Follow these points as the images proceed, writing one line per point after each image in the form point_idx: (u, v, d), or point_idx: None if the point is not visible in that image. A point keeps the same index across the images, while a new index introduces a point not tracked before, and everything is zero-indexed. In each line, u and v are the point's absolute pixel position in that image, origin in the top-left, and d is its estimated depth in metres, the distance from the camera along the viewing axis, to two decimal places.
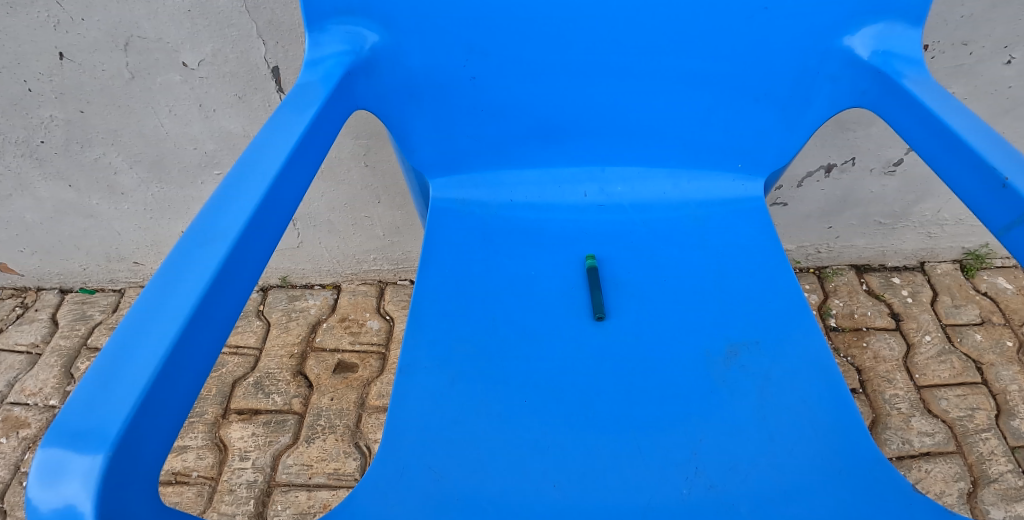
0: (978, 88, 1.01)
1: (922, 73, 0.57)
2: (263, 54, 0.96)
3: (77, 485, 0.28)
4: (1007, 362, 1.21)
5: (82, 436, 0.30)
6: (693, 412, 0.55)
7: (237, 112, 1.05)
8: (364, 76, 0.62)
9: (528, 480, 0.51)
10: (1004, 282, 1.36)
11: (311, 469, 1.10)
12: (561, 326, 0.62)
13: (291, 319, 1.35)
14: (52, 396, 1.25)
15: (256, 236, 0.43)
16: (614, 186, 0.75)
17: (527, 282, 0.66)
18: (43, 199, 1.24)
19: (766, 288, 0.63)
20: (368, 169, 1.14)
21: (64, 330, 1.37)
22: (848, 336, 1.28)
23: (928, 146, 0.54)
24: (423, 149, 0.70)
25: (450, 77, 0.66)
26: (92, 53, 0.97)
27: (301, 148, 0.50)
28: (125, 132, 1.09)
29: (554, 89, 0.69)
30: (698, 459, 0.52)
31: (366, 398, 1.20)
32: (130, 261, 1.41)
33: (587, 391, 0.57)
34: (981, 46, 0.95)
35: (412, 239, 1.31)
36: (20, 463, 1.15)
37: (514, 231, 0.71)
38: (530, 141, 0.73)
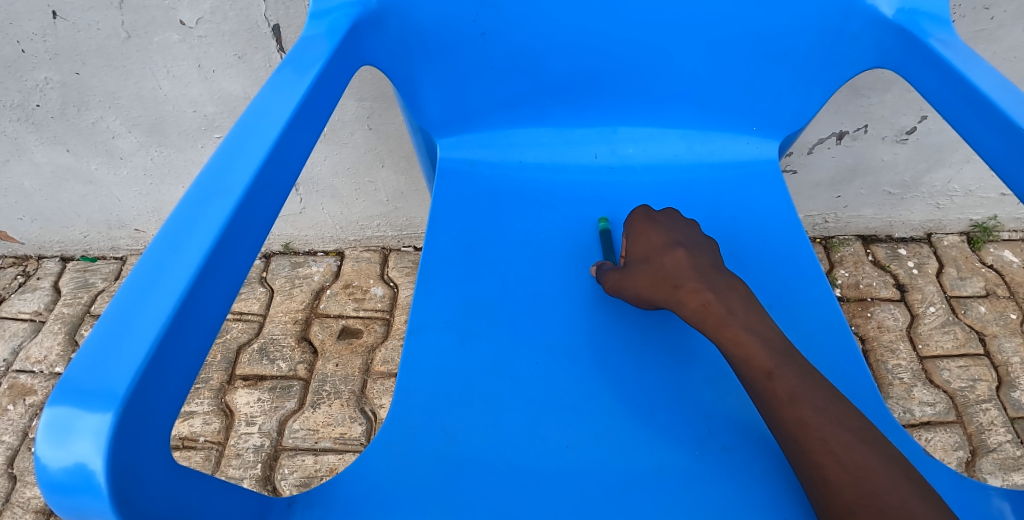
0: (996, 55, 0.98)
1: (950, 33, 0.55)
2: (264, 12, 0.92)
3: (89, 440, 0.28)
4: (1010, 333, 1.22)
5: (90, 395, 0.29)
6: (704, 375, 0.54)
7: (238, 73, 1.02)
8: (371, 29, 0.59)
9: (541, 441, 0.51)
10: (1010, 255, 1.35)
11: (317, 434, 1.11)
12: (572, 289, 0.61)
13: (295, 286, 1.34)
14: (57, 363, 1.26)
15: (263, 191, 0.42)
16: (625, 147, 0.74)
17: (537, 244, 0.65)
18: (41, 164, 1.21)
19: (780, 251, 0.62)
20: (372, 132, 1.12)
21: (67, 298, 1.37)
22: (853, 306, 1.27)
23: (952, 107, 0.52)
24: (431, 107, 0.69)
25: (460, 33, 0.64)
26: (87, 12, 0.94)
27: (308, 102, 0.49)
28: (123, 94, 1.07)
29: (566, 44, 0.67)
30: (711, 421, 0.51)
31: (371, 364, 1.20)
32: (131, 228, 1.40)
33: (598, 353, 0.56)
34: (1003, 10, 0.92)
35: (416, 205, 1.30)
36: (28, 429, 1.17)
37: (524, 193, 0.70)
38: (540, 100, 0.71)
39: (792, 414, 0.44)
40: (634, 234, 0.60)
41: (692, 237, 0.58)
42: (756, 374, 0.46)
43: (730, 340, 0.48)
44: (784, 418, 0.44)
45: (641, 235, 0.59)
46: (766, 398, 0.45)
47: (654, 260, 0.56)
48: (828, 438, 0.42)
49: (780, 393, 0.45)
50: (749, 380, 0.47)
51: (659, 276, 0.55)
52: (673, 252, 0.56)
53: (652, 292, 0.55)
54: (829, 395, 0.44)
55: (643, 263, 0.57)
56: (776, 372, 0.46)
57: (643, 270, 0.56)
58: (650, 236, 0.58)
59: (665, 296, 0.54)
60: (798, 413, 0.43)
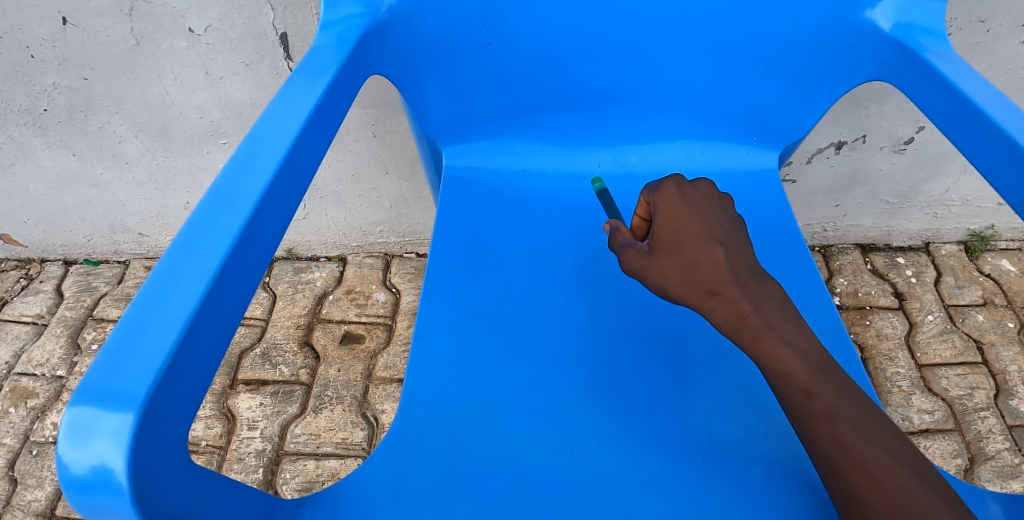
0: (992, 66, 1.00)
1: (945, 47, 0.56)
2: (271, 20, 0.94)
3: (110, 439, 0.29)
4: (1007, 342, 1.22)
5: (111, 396, 0.30)
6: (705, 381, 0.55)
7: (244, 80, 1.04)
8: (379, 39, 0.61)
9: (545, 445, 0.51)
10: (1007, 264, 1.36)
11: (319, 439, 1.11)
12: (575, 295, 0.62)
13: (297, 291, 1.35)
14: (59, 366, 1.27)
15: (277, 197, 0.43)
16: (627, 156, 0.75)
17: (540, 251, 0.66)
18: (46, 168, 1.22)
19: (779, 260, 0.63)
20: (376, 139, 1.13)
21: (70, 302, 1.38)
22: (852, 314, 1.28)
23: (947, 119, 0.54)
24: (436, 116, 0.70)
25: (466, 43, 0.65)
26: (96, 18, 0.95)
27: (320, 110, 0.50)
28: (130, 99, 1.08)
29: (570, 54, 0.68)
30: (713, 425, 0.52)
31: (373, 369, 1.21)
32: (135, 233, 1.40)
33: (601, 359, 0.57)
34: (998, 23, 0.94)
35: (419, 211, 1.31)
36: (29, 432, 1.17)
37: (527, 201, 0.71)
38: (544, 110, 0.72)
39: (829, 433, 0.41)
40: (664, 215, 0.52)
41: (727, 226, 0.52)
42: (793, 393, 0.43)
43: (767, 356, 0.44)
44: (818, 437, 0.41)
45: (673, 221, 0.52)
46: (801, 416, 0.42)
47: (687, 251, 0.50)
48: (866, 459, 0.39)
49: (820, 412, 0.41)
50: (785, 396, 0.43)
51: (690, 275, 0.49)
52: (710, 247, 0.49)
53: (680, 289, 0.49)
54: (868, 413, 0.41)
55: (674, 254, 0.50)
56: (816, 391, 0.42)
57: (672, 264, 0.50)
58: (684, 223, 0.51)
59: (695, 296, 0.48)
60: (835, 433, 0.40)
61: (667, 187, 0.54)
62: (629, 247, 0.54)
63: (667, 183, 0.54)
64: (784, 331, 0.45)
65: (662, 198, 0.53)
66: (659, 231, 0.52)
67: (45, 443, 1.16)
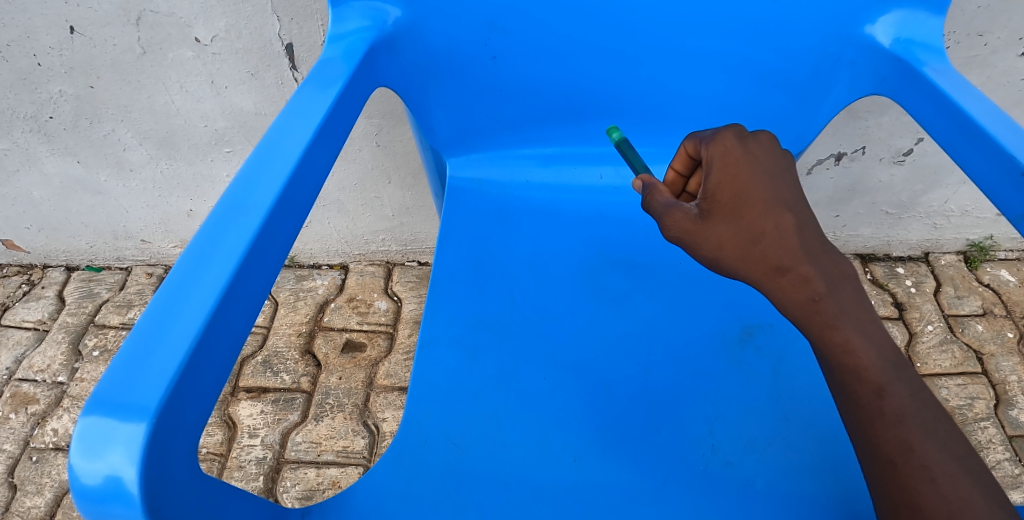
0: (990, 79, 1.01)
1: (944, 63, 0.57)
2: (278, 31, 0.95)
3: (123, 450, 0.29)
4: (1007, 352, 1.23)
5: (123, 408, 0.30)
6: (708, 391, 0.55)
7: (250, 90, 1.05)
8: (386, 52, 0.62)
9: (548, 455, 0.52)
10: (1007, 274, 1.37)
11: (320, 447, 1.11)
12: (578, 305, 0.62)
13: (299, 298, 1.35)
14: (60, 372, 1.27)
15: (286, 209, 0.43)
16: (629, 169, 0.76)
17: (543, 262, 0.66)
18: (51, 175, 1.23)
19: None
20: (379, 148, 1.14)
21: (72, 308, 1.38)
22: None
23: (946, 133, 0.54)
24: (441, 128, 0.71)
25: (471, 56, 0.66)
26: (104, 28, 0.97)
27: (328, 121, 0.50)
28: (136, 107, 1.09)
29: (573, 67, 0.69)
30: (715, 436, 0.52)
31: (375, 377, 1.21)
32: (138, 239, 1.41)
33: (604, 370, 0.57)
34: (996, 37, 0.95)
35: (421, 220, 1.31)
36: (29, 438, 1.17)
37: (530, 212, 0.71)
38: (548, 122, 0.73)
39: (896, 437, 0.39)
40: (725, 174, 0.48)
41: (795, 192, 0.48)
42: (861, 390, 0.41)
43: (837, 348, 0.42)
44: (881, 441, 0.40)
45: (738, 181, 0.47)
46: (867, 415, 0.40)
47: (752, 218, 0.46)
48: (931, 466, 0.38)
49: (888, 412, 0.40)
50: (852, 393, 0.41)
51: (755, 247, 0.46)
52: (778, 215, 0.46)
53: (740, 266, 0.46)
54: (938, 417, 0.40)
55: (735, 220, 0.46)
56: (887, 389, 0.40)
57: (730, 231, 0.46)
58: (747, 183, 0.47)
59: (760, 272, 0.45)
60: (903, 436, 0.39)
61: (726, 141, 0.50)
62: (672, 206, 0.49)
63: (724, 136, 0.50)
64: (858, 322, 0.43)
65: (727, 155, 0.49)
66: (715, 190, 0.48)
67: (45, 449, 1.16)
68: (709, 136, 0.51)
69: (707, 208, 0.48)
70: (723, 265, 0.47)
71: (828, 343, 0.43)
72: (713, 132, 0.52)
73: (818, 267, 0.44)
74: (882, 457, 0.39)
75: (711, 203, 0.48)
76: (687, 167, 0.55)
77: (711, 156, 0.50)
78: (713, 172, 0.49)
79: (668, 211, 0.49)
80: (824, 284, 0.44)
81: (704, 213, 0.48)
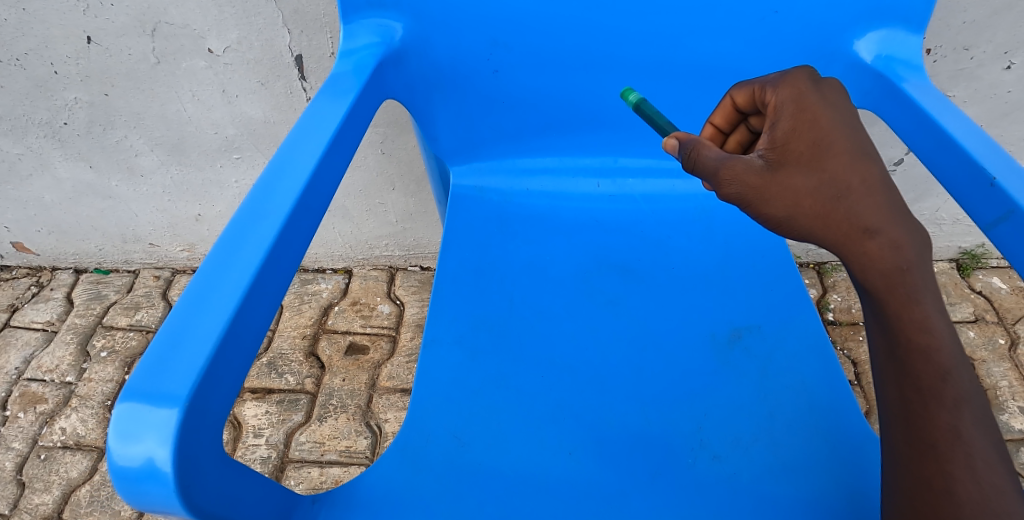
0: (978, 91, 1.04)
1: (922, 78, 0.60)
2: (288, 42, 0.99)
3: (157, 434, 0.32)
4: (998, 358, 1.25)
5: (157, 396, 0.33)
6: (699, 390, 0.58)
7: (259, 98, 1.08)
8: (393, 66, 0.66)
9: (546, 449, 0.54)
10: (999, 281, 1.39)
11: (323, 447, 1.14)
12: (575, 308, 0.65)
13: (303, 302, 1.38)
14: (69, 372, 1.29)
15: (304, 213, 0.46)
16: (625, 178, 0.79)
17: (542, 266, 0.69)
18: (63, 179, 1.26)
19: (768, 278, 0.66)
20: (384, 156, 1.18)
21: (80, 309, 1.41)
22: (846, 330, 1.31)
23: (923, 145, 0.57)
24: (445, 137, 0.75)
25: (475, 70, 0.70)
26: (119, 38, 1.00)
27: (341, 131, 0.53)
28: (148, 115, 1.12)
29: (572, 81, 0.72)
30: (704, 432, 0.55)
31: (377, 379, 1.24)
32: (146, 243, 1.44)
33: (600, 369, 0.60)
34: (982, 51, 0.98)
35: (424, 226, 1.35)
36: (38, 436, 1.20)
37: (530, 218, 0.75)
38: (548, 132, 0.76)
39: (948, 421, 0.38)
40: (799, 120, 0.46)
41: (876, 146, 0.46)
42: (925, 372, 0.39)
43: (913, 324, 0.39)
44: (926, 426, 0.38)
45: (819, 130, 0.45)
46: (923, 397, 0.39)
47: (833, 170, 0.44)
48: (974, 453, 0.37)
49: (947, 397, 0.38)
50: (912, 373, 0.39)
51: (839, 203, 0.43)
52: (864, 167, 0.43)
53: (816, 225, 0.43)
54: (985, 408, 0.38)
55: (815, 171, 0.44)
56: (951, 373, 0.38)
57: (807, 182, 0.44)
58: (828, 131, 0.45)
59: (843, 233, 0.42)
60: (954, 421, 0.37)
61: (797, 85, 0.48)
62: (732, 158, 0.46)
63: (796, 79, 0.48)
64: (937, 301, 0.40)
65: (806, 102, 0.46)
66: (789, 138, 0.46)
67: (53, 447, 1.18)
68: (777, 81, 0.49)
69: (777, 158, 0.46)
70: (794, 223, 0.44)
71: (901, 319, 0.40)
72: (781, 76, 0.50)
73: (908, 231, 0.41)
74: (924, 442, 0.38)
75: (782, 151, 0.46)
76: (727, 123, 0.56)
77: (780, 102, 0.48)
78: (783, 118, 0.47)
79: (728, 163, 0.46)
80: (915, 254, 0.40)
81: (773, 164, 0.45)
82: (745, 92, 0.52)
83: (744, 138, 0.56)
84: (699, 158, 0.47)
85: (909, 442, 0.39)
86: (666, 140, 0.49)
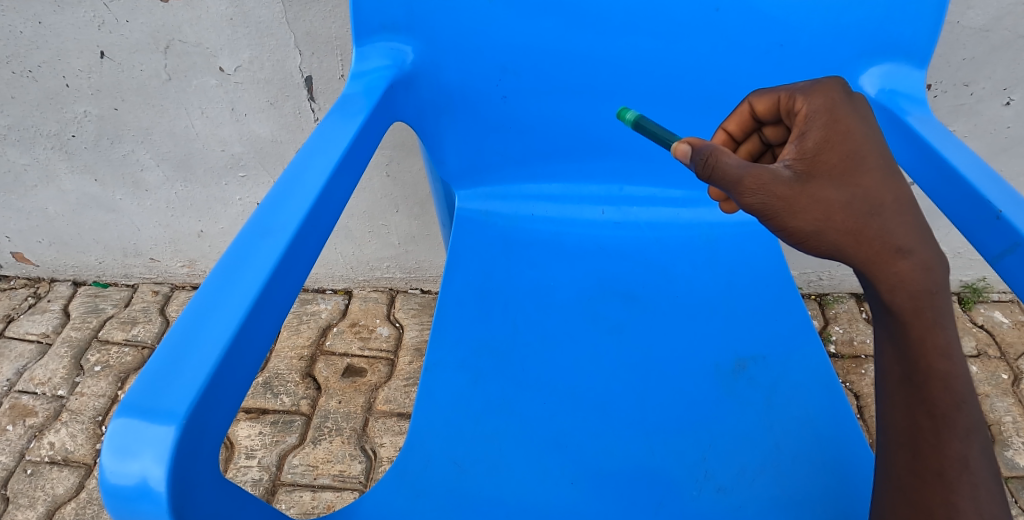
0: (978, 126, 1.05)
1: (925, 112, 0.61)
2: (298, 64, 1.00)
3: (154, 451, 0.31)
4: (1002, 393, 1.24)
5: (155, 411, 0.32)
6: (703, 419, 0.57)
7: (268, 118, 1.09)
8: (404, 89, 0.66)
9: (547, 478, 0.53)
10: (1001, 316, 1.39)
11: (316, 470, 1.12)
12: (578, 333, 0.64)
13: (302, 322, 1.37)
14: (61, 386, 1.27)
15: (311, 230, 0.46)
16: (630, 205, 0.79)
17: (545, 291, 0.69)
18: (68, 191, 1.27)
19: (772, 307, 0.66)
20: (389, 179, 1.19)
21: (76, 322, 1.40)
22: (848, 363, 1.30)
23: (927, 178, 0.57)
24: (452, 161, 0.75)
25: (484, 95, 0.70)
26: (133, 54, 1.02)
27: (350, 150, 0.53)
28: (156, 130, 1.13)
29: (579, 108, 0.73)
30: (708, 463, 0.54)
31: (374, 402, 1.22)
32: (146, 257, 1.43)
33: (602, 396, 0.59)
34: (981, 87, 1.00)
35: (426, 249, 1.35)
36: (25, 450, 1.18)
37: (534, 243, 0.74)
38: (554, 158, 0.77)
39: (960, 453, 0.37)
40: (833, 130, 0.44)
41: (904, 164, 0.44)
42: (942, 399, 0.38)
43: (935, 350, 0.38)
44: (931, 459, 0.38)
45: (854, 142, 0.43)
46: (935, 424, 0.38)
47: (867, 186, 0.41)
48: (980, 486, 0.37)
49: (960, 426, 0.38)
50: (929, 399, 0.38)
51: (873, 220, 0.40)
52: (896, 183, 0.41)
53: (847, 241, 0.40)
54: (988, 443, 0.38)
55: (850, 186, 0.41)
56: (967, 403, 0.38)
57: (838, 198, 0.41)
58: (862, 143, 0.43)
59: (875, 252, 0.40)
60: (963, 451, 0.37)
61: (829, 95, 0.46)
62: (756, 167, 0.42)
63: (829, 88, 0.47)
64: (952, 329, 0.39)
65: (837, 113, 0.45)
66: (822, 150, 0.44)
67: (40, 462, 1.16)
68: (807, 89, 0.48)
69: (806, 169, 0.43)
70: (822, 238, 0.41)
71: (923, 343, 0.39)
72: (811, 85, 0.48)
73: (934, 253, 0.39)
74: (930, 470, 0.38)
75: (812, 163, 0.43)
76: (739, 132, 0.57)
77: (812, 111, 0.46)
78: (814, 128, 0.45)
79: (752, 172, 0.42)
80: (942, 277, 0.39)
81: (802, 176, 0.43)
82: (769, 100, 0.52)
83: (755, 148, 0.57)
84: (718, 164, 0.42)
85: (914, 470, 0.39)
86: (675, 146, 0.43)
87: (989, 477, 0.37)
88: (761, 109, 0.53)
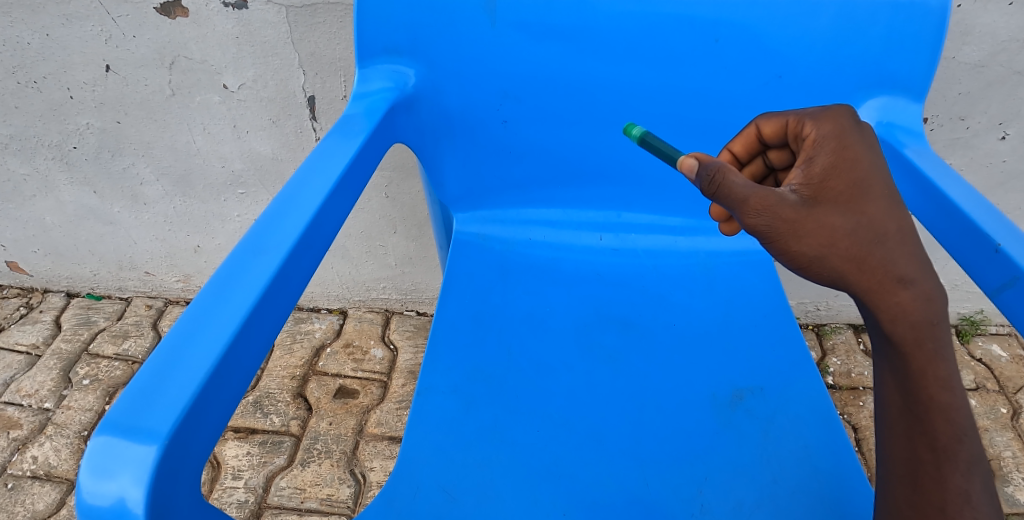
0: (973, 160, 1.06)
1: (922, 144, 0.61)
2: (302, 83, 1.01)
3: (133, 471, 0.30)
4: (1001, 427, 1.23)
5: (136, 431, 0.31)
6: (698, 451, 0.56)
7: (269, 135, 1.09)
8: (405, 111, 0.67)
9: (538, 508, 0.52)
10: (998, 349, 1.38)
11: (304, 493, 1.09)
12: (573, 360, 0.64)
13: (295, 341, 1.36)
14: (48, 398, 1.25)
15: (305, 250, 0.45)
16: (628, 232, 0.79)
17: (541, 318, 0.68)
18: (66, 202, 1.27)
19: (769, 338, 0.65)
20: (388, 200, 1.19)
21: (67, 334, 1.38)
22: (846, 394, 1.28)
23: (925, 210, 0.57)
24: (451, 184, 0.75)
25: (484, 118, 0.71)
26: (138, 69, 1.02)
27: (349, 171, 0.53)
28: (158, 144, 1.14)
29: (579, 134, 0.73)
30: (704, 496, 0.53)
31: (365, 425, 1.20)
32: (141, 271, 1.42)
33: (597, 425, 0.58)
34: (977, 121, 1.01)
35: (423, 270, 1.34)
36: (7, 464, 1.15)
37: (531, 268, 0.74)
38: (553, 184, 0.77)
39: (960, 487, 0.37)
40: (841, 157, 0.43)
41: None
42: (944, 432, 0.38)
43: (937, 381, 0.38)
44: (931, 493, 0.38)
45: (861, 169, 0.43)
46: (937, 457, 0.38)
47: (872, 214, 0.41)
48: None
49: (962, 459, 0.37)
50: (930, 431, 0.38)
51: (876, 248, 0.40)
52: (900, 213, 0.41)
53: (849, 268, 0.40)
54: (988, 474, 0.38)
55: (855, 214, 0.41)
56: (967, 436, 0.38)
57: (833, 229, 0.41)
58: (869, 172, 0.43)
59: (877, 281, 0.39)
60: (965, 485, 0.37)
61: (839, 121, 0.46)
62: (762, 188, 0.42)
63: (838, 114, 0.46)
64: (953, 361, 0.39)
65: (846, 140, 0.44)
66: (829, 175, 0.43)
67: (22, 476, 1.13)
68: (816, 115, 0.48)
69: (812, 194, 0.43)
70: (824, 264, 0.41)
71: (924, 374, 0.38)
72: (821, 111, 0.48)
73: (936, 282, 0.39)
74: (932, 505, 0.38)
75: (819, 189, 0.43)
76: (743, 154, 0.57)
77: (821, 136, 0.46)
78: (822, 153, 0.44)
79: (758, 193, 0.42)
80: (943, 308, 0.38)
81: (808, 200, 0.42)
82: (776, 124, 0.51)
83: (758, 171, 0.57)
84: (723, 182, 0.42)
85: (915, 504, 0.39)
86: (686, 159, 0.44)
87: (991, 511, 0.37)
88: (768, 132, 0.53)
